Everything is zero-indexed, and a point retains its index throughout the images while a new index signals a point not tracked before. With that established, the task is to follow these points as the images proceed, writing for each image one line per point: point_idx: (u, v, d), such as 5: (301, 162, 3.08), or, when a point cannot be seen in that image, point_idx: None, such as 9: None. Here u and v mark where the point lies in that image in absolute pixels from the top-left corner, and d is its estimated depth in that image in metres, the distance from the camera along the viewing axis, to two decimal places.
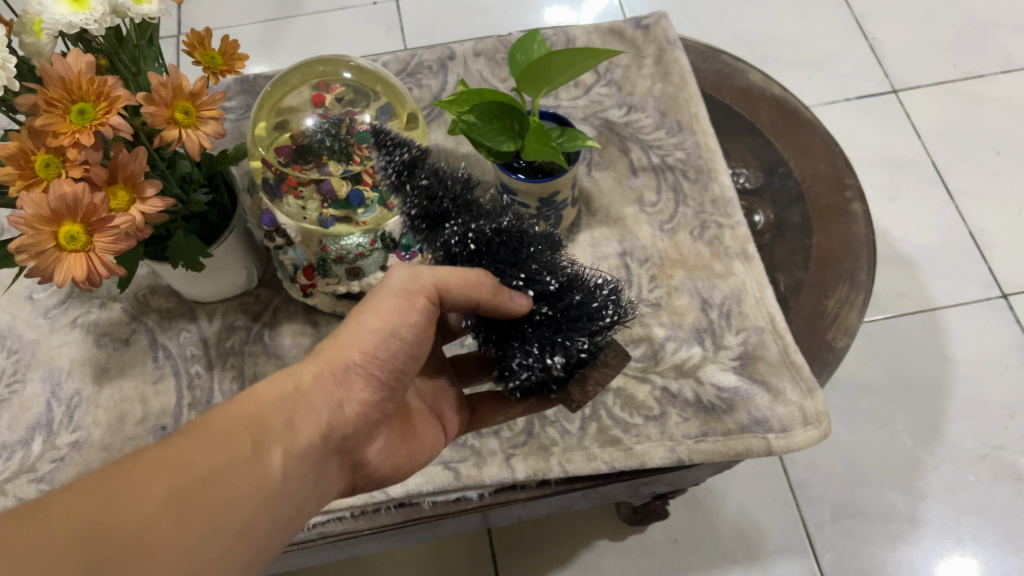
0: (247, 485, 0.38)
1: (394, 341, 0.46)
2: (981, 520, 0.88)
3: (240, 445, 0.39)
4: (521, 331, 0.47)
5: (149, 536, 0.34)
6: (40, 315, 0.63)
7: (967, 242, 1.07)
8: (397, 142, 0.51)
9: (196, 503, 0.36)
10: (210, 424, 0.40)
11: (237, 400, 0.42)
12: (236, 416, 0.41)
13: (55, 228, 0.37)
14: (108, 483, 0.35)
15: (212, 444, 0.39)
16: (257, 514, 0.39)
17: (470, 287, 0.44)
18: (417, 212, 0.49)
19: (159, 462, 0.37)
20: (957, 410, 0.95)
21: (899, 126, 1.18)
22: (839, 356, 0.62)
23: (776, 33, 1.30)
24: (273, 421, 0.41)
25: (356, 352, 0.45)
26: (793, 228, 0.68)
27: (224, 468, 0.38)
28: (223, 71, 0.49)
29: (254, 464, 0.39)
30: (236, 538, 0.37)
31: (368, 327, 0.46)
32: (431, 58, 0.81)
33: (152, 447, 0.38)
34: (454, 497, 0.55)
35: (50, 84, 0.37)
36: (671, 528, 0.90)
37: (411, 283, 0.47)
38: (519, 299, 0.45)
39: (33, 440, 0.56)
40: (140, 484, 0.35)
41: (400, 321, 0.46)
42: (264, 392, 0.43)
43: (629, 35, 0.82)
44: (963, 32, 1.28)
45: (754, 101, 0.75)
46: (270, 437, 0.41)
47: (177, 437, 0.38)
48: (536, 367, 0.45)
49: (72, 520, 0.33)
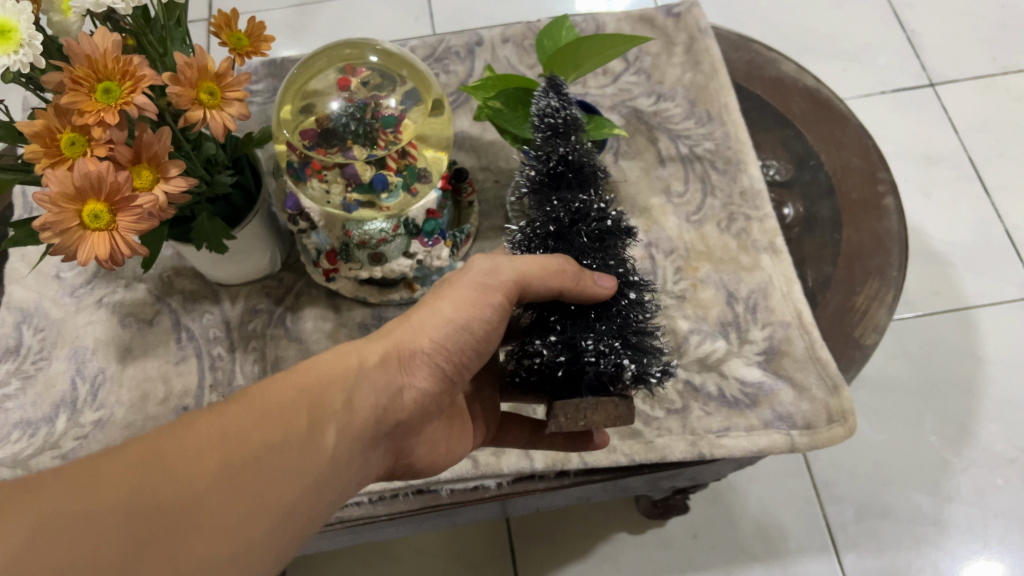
0: (299, 464, 0.36)
1: (465, 335, 0.45)
2: (1009, 524, 0.86)
3: (296, 421, 0.37)
4: (592, 318, 0.43)
5: (196, 510, 0.32)
6: (67, 293, 0.64)
7: (1002, 241, 1.04)
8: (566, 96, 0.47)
9: (245, 479, 0.34)
10: (270, 395, 0.37)
11: (294, 371, 0.40)
12: (294, 390, 0.38)
13: (80, 206, 0.37)
14: (160, 451, 0.33)
15: (268, 417, 0.36)
16: (302, 495, 0.36)
17: (552, 277, 0.41)
18: (573, 159, 0.45)
19: (213, 432, 0.34)
20: (987, 412, 0.92)
21: (936, 121, 1.14)
22: (866, 354, 0.60)
23: (810, 23, 1.26)
24: (331, 399, 0.39)
25: (426, 340, 0.44)
26: (823, 222, 0.66)
27: (278, 443, 0.36)
28: (249, 53, 0.48)
29: (308, 442, 0.37)
30: (280, 521, 0.35)
31: (441, 315, 0.45)
32: (459, 44, 0.80)
33: (207, 414, 0.36)
34: (472, 486, 0.55)
35: (76, 63, 0.37)
36: (691, 523, 0.89)
37: (490, 277, 0.45)
38: (603, 281, 0.42)
39: (58, 417, 0.57)
40: (193, 455, 0.33)
41: (473, 315, 0.45)
42: (325, 367, 0.40)
43: (660, 23, 0.79)
44: (1004, 24, 1.23)
45: (785, 91, 0.73)
46: (327, 416, 0.38)
47: (234, 405, 0.36)
48: (608, 356, 0.41)
49: (122, 489, 0.31)
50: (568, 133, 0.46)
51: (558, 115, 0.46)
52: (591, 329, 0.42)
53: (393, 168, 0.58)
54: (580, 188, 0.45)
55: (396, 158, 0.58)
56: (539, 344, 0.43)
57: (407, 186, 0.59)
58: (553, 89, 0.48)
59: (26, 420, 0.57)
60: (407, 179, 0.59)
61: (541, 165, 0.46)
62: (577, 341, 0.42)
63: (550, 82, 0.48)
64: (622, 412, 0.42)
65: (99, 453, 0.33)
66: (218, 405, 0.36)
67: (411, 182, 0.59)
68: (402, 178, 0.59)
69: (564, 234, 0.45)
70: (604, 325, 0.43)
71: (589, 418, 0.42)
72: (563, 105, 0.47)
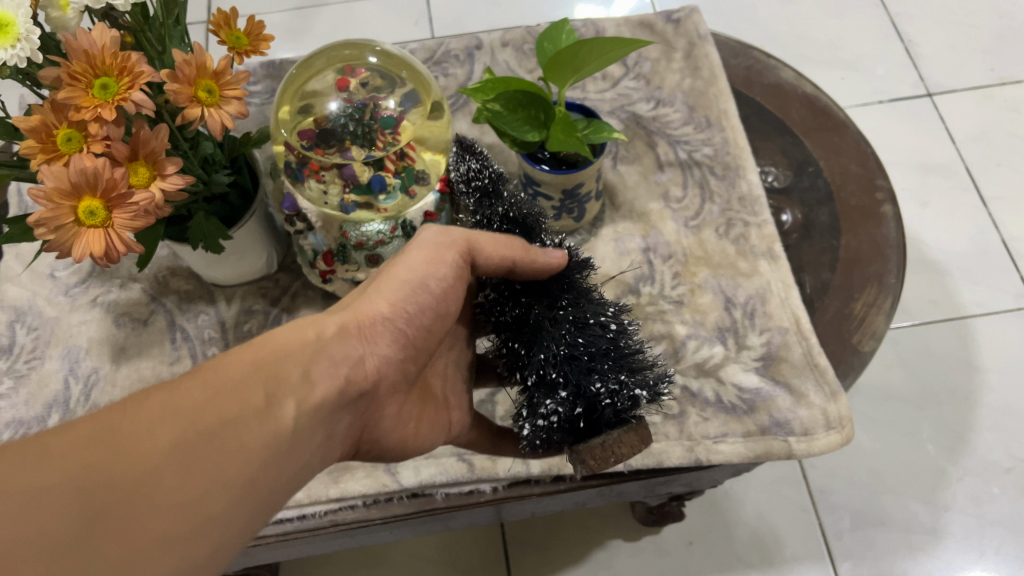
0: (259, 438, 0.33)
1: (423, 294, 0.45)
2: (1006, 535, 0.86)
3: (251, 396, 0.34)
4: (587, 360, 0.44)
5: (151, 487, 0.29)
6: (61, 292, 0.63)
7: (999, 250, 1.04)
8: (480, 155, 0.54)
9: (204, 454, 0.31)
10: (226, 368, 0.34)
11: (250, 345, 0.37)
12: (249, 363, 0.35)
13: (75, 203, 0.37)
14: (111, 427, 0.30)
15: (223, 390, 0.33)
16: (263, 468, 0.33)
17: (503, 245, 0.45)
18: (513, 215, 0.50)
19: (167, 407, 0.31)
20: (983, 421, 0.92)
21: (933, 131, 1.15)
22: (864, 360, 0.60)
23: (809, 32, 1.27)
24: (290, 371, 0.36)
25: (385, 305, 0.44)
26: (821, 229, 0.66)
27: (236, 417, 0.33)
28: (248, 52, 0.48)
29: (267, 416, 0.34)
30: (240, 498, 0.31)
31: (396, 279, 0.45)
32: (458, 47, 0.80)
33: (159, 390, 0.32)
34: (467, 490, 0.54)
35: (73, 58, 0.36)
36: (686, 530, 0.89)
37: (445, 237, 0.46)
38: (554, 254, 0.46)
39: (50, 417, 0.56)
40: (145, 430, 0.30)
41: (427, 272, 0.46)
42: (283, 340, 0.38)
43: (660, 28, 0.80)
44: (1000, 35, 1.24)
45: (785, 98, 0.73)
46: (285, 388, 0.36)
47: (188, 380, 0.33)
48: (620, 393, 0.43)
49: (71, 467, 0.28)
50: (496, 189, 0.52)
51: (482, 174, 0.52)
52: (592, 372, 0.44)
53: (392, 170, 0.58)
54: (530, 236, 0.50)
55: (393, 160, 0.58)
56: (552, 404, 0.44)
57: (404, 188, 0.59)
58: (466, 155, 0.54)
59: (18, 419, 0.56)
60: (405, 181, 0.59)
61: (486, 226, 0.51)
62: (586, 389, 0.43)
63: (463, 151, 0.55)
64: (643, 435, 0.42)
65: (40, 434, 0.29)
66: (169, 381, 0.33)
67: (409, 184, 0.59)
68: (400, 180, 0.58)
69: (534, 289, 0.48)
70: (602, 364, 0.44)
71: (617, 455, 0.42)
72: (481, 164, 0.53)
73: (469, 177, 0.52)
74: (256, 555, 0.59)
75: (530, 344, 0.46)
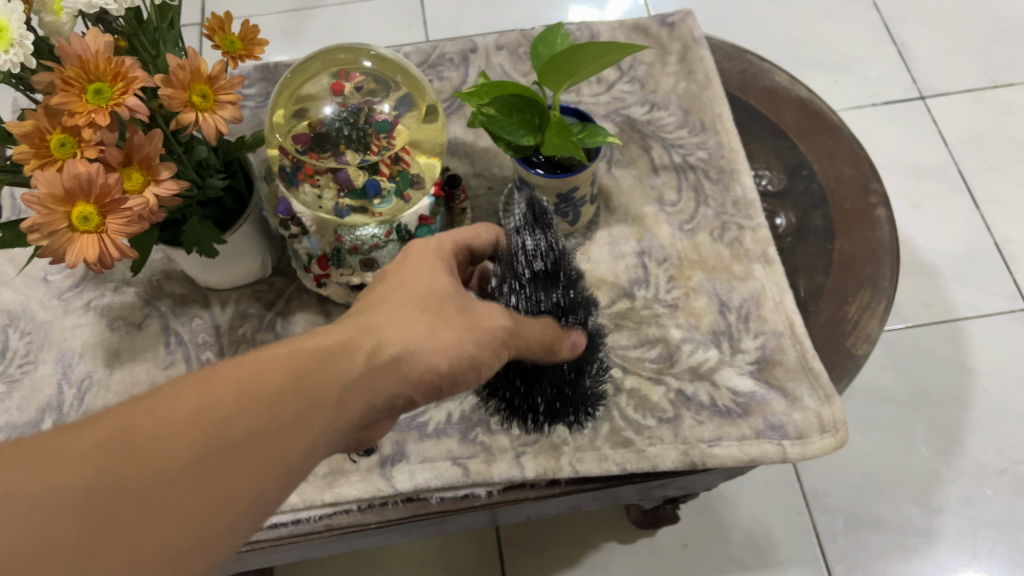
0: (281, 456, 0.31)
1: (472, 371, 0.44)
2: (999, 536, 0.86)
3: (283, 409, 0.32)
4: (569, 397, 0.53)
5: (164, 499, 0.27)
6: (54, 297, 0.63)
7: (991, 253, 1.05)
8: (547, 225, 0.51)
9: (223, 467, 0.29)
10: (265, 374, 0.32)
11: (296, 349, 0.35)
12: (291, 371, 0.33)
13: (69, 208, 0.37)
14: (134, 428, 0.28)
15: (256, 400, 0.31)
16: (276, 486, 0.31)
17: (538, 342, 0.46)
18: (563, 299, 0.51)
19: (195, 411, 0.30)
20: (977, 423, 0.93)
21: (927, 133, 1.16)
22: (858, 363, 0.60)
23: (803, 35, 1.28)
24: (328, 386, 0.34)
25: (443, 361, 0.41)
26: (815, 232, 0.66)
27: (262, 432, 0.31)
28: (242, 56, 0.48)
29: (294, 434, 0.32)
30: (251, 518, 0.29)
31: (462, 344, 0.43)
32: (453, 51, 0.80)
33: (191, 387, 0.30)
34: (463, 494, 0.54)
35: (67, 63, 0.36)
36: (682, 532, 0.89)
37: (511, 336, 0.45)
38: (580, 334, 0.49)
39: (44, 421, 0.56)
40: (169, 435, 0.28)
41: (486, 356, 0.44)
42: (330, 355, 0.35)
43: (654, 32, 0.80)
44: (994, 38, 1.25)
45: (779, 102, 0.74)
46: (320, 406, 0.33)
47: (222, 382, 0.31)
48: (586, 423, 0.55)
49: (88, 468, 0.26)
50: (554, 271, 0.51)
51: (548, 255, 0.50)
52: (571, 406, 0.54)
53: (386, 174, 0.57)
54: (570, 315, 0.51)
55: (389, 163, 0.57)
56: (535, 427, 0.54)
57: (399, 192, 0.58)
58: (536, 222, 0.51)
59: (12, 424, 0.56)
60: (400, 185, 0.58)
61: (538, 303, 0.49)
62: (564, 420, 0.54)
63: (532, 213, 0.51)
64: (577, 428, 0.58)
65: (67, 424, 0.28)
66: (203, 378, 0.31)
67: (404, 188, 0.59)
68: (394, 184, 0.58)
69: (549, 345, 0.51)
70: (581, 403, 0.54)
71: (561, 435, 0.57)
72: (548, 243, 0.50)
73: (537, 253, 0.49)
74: (250, 560, 0.59)
75: (531, 382, 0.52)
